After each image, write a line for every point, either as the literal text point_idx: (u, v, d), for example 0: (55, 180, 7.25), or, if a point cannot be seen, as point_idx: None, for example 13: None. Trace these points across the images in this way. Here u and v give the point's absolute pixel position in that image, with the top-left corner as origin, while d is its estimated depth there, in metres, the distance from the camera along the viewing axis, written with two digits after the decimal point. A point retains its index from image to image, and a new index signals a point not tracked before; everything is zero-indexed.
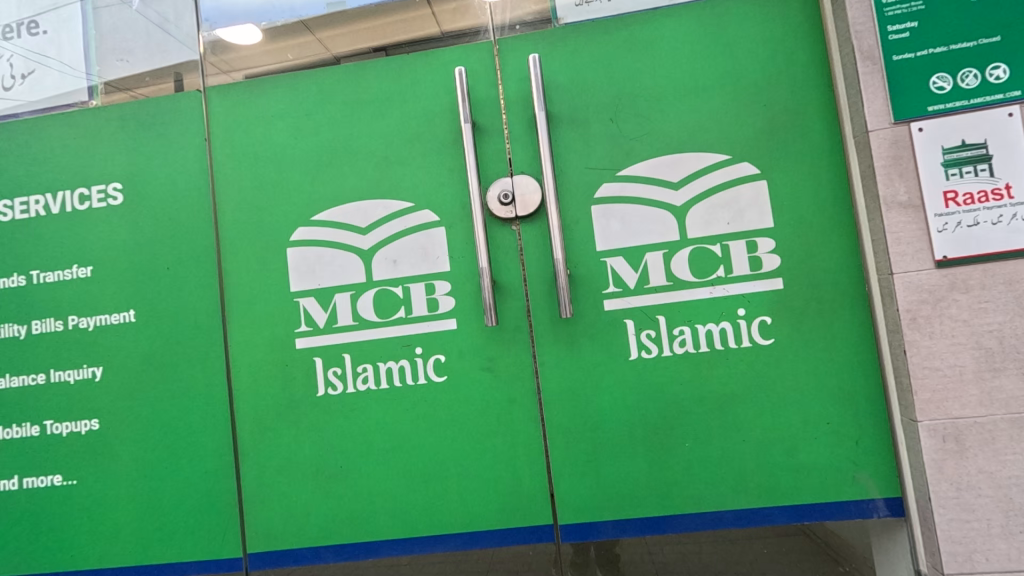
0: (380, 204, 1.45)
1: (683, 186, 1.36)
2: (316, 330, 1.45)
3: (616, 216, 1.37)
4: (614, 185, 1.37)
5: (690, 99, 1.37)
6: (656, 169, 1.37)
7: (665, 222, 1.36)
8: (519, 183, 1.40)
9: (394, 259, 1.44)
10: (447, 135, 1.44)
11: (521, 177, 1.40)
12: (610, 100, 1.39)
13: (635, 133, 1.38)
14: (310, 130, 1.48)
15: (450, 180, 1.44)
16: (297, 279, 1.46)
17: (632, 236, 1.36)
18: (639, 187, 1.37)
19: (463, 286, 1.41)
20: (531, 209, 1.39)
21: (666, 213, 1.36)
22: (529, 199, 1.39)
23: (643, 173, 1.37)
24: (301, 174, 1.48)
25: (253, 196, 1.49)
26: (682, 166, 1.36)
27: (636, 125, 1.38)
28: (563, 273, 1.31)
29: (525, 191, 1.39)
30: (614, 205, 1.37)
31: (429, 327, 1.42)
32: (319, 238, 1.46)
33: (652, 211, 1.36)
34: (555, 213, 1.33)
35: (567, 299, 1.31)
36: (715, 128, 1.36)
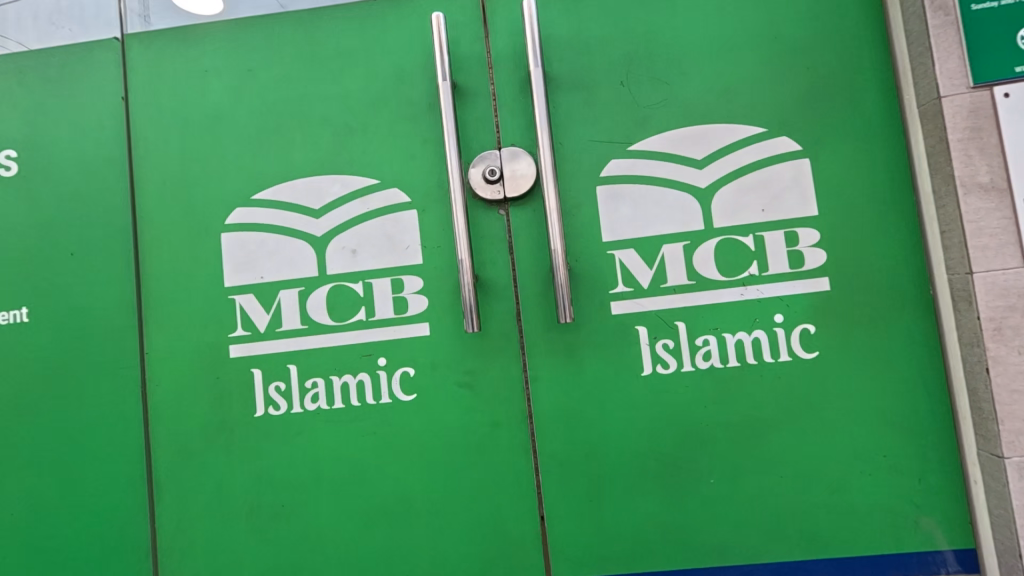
0: (338, 181, 1.18)
1: (708, 164, 1.11)
2: (255, 335, 1.17)
3: (628, 200, 1.12)
4: (624, 162, 1.13)
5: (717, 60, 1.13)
6: (675, 144, 1.12)
7: (686, 209, 1.11)
8: (509, 157, 1.14)
9: (354, 249, 1.17)
10: (421, 99, 1.18)
11: (511, 149, 1.15)
12: (620, 59, 1.14)
13: (651, 100, 1.13)
14: (253, 90, 1.21)
15: (425, 153, 1.18)
16: (233, 272, 1.18)
17: (646, 225, 1.11)
18: (656, 165, 1.12)
19: (438, 283, 1.15)
20: (523, 189, 1.13)
21: (688, 198, 1.11)
22: (522, 177, 1.14)
23: (660, 149, 1.12)
24: (241, 144, 1.21)
25: (182, 169, 1.21)
26: (707, 140, 1.12)
27: (651, 90, 1.13)
28: (562, 267, 1.06)
29: (516, 166, 1.14)
30: (624, 187, 1.12)
31: (396, 333, 1.15)
32: (261, 222, 1.19)
33: (671, 194, 1.11)
34: (553, 194, 1.07)
35: (566, 300, 1.06)
36: (748, 95, 1.12)
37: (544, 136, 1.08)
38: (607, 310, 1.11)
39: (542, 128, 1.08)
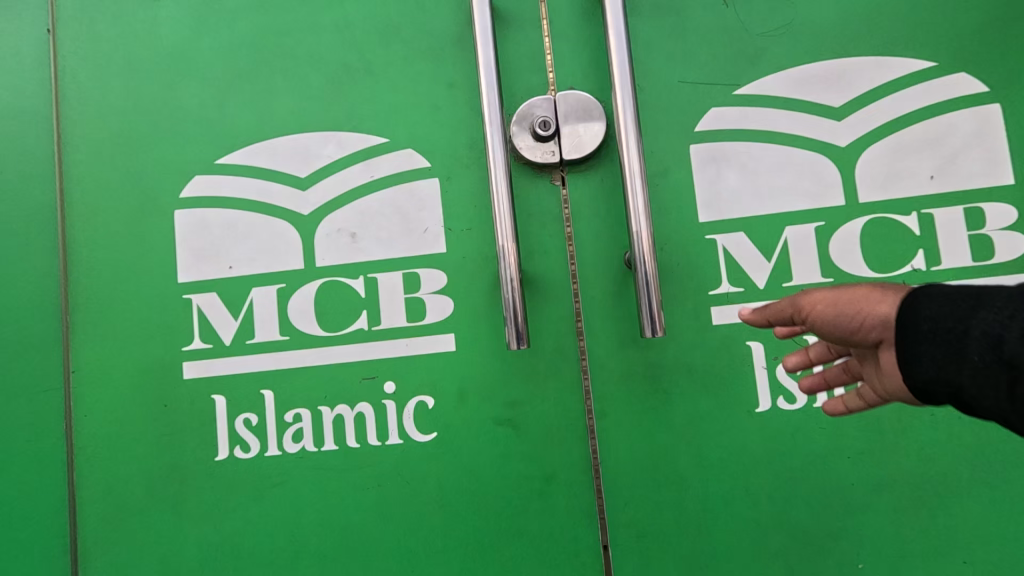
0: (333, 141, 0.87)
1: (851, 113, 0.79)
2: (219, 350, 0.86)
3: (735, 165, 0.80)
4: (730, 111, 0.81)
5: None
6: (804, 86, 0.80)
7: (820, 176, 0.79)
8: (566, 104, 0.82)
9: (353, 232, 0.85)
10: (446, 28, 0.87)
11: (569, 93, 0.83)
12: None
13: (767, 24, 0.81)
14: (220, 19, 0.90)
15: (451, 101, 0.86)
16: (189, 263, 0.87)
17: (762, 198, 0.79)
18: (776, 115, 0.80)
19: (468, 280, 0.83)
20: (587, 148, 0.82)
21: (823, 161, 0.79)
22: (585, 132, 0.82)
23: (783, 93, 0.80)
24: (204, 92, 0.90)
25: (127, 126, 0.91)
26: (850, 80, 0.79)
27: (767, 11, 0.81)
28: (650, 257, 0.74)
29: (577, 117, 0.82)
30: (730, 146, 0.80)
31: (409, 347, 0.83)
32: (227, 195, 0.87)
33: (797, 156, 0.79)
34: (636, 154, 0.76)
35: (655, 304, 0.74)
36: (905, 18, 0.79)
37: (623, 74, 0.76)
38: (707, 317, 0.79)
39: (618, 62, 0.77)
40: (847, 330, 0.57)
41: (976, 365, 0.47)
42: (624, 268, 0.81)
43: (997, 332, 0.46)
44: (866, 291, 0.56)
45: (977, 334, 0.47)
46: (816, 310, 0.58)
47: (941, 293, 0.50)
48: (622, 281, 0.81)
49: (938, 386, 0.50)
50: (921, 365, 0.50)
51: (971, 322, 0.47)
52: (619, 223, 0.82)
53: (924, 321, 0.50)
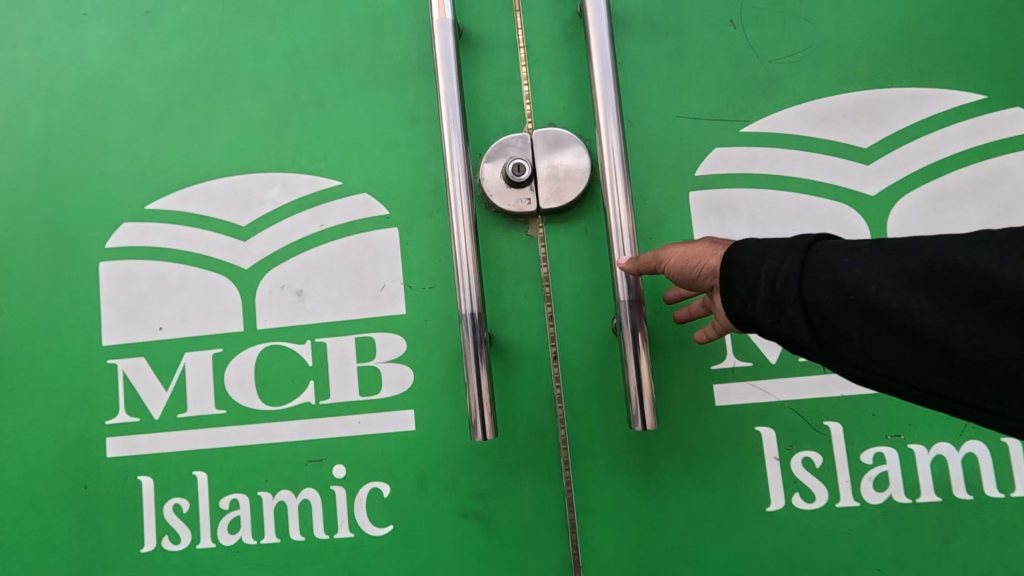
0: (278, 183, 0.75)
1: (882, 156, 0.66)
2: (147, 424, 0.75)
3: (743, 217, 0.68)
4: (738, 152, 0.68)
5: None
6: (825, 122, 0.68)
7: (843, 229, 0.66)
8: (546, 144, 0.70)
9: (300, 290, 0.74)
10: (407, 53, 0.75)
11: (549, 130, 0.71)
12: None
13: (782, 49, 0.69)
14: (150, 42, 0.79)
15: (413, 138, 0.74)
16: (114, 323, 0.76)
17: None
18: (792, 156, 0.68)
19: (430, 347, 0.72)
20: (568, 196, 0.70)
21: (848, 212, 0.66)
22: (566, 177, 0.70)
23: (800, 130, 0.68)
24: (132, 125, 0.78)
25: (46, 164, 0.79)
26: (881, 116, 0.67)
27: (782, 33, 0.69)
28: (642, 338, 0.62)
29: (557, 159, 0.70)
30: (738, 193, 0.68)
31: (362, 425, 0.72)
32: (157, 245, 0.76)
33: (817, 206, 0.67)
34: (625, 215, 0.63)
35: (646, 391, 0.60)
36: (946, 43, 0.67)
37: (609, 122, 0.64)
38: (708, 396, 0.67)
39: (604, 107, 0.64)
40: (690, 281, 0.59)
41: (762, 304, 0.51)
42: (612, 336, 0.70)
43: (778, 276, 0.51)
44: (705, 247, 0.58)
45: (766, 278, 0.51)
46: (668, 263, 0.60)
47: (748, 244, 0.54)
48: (609, 351, 0.70)
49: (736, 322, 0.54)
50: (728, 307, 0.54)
51: (758, 267, 0.52)
52: (607, 284, 0.70)
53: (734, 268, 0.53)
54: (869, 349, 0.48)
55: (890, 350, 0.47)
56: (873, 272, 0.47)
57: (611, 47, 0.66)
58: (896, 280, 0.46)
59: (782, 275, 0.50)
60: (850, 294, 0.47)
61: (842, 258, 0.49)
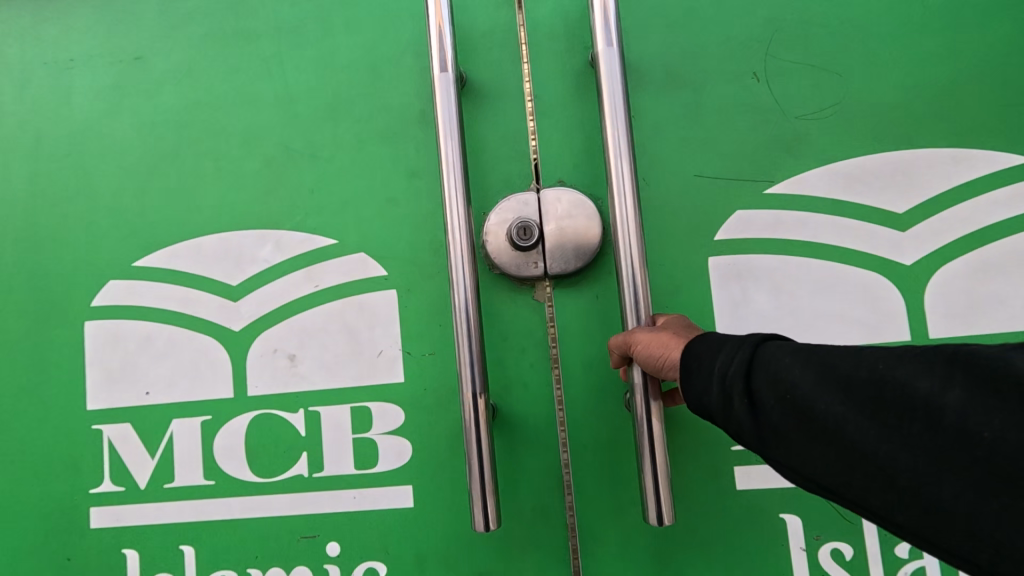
0: (270, 241, 0.71)
1: (918, 222, 0.62)
2: (132, 494, 0.71)
3: (765, 284, 0.63)
4: (761, 215, 0.63)
5: (927, 37, 0.64)
6: (857, 184, 0.63)
7: (873, 301, 0.61)
8: (554, 207, 0.66)
9: (293, 354, 0.70)
10: (408, 104, 0.71)
11: (559, 192, 0.67)
12: (753, 32, 0.65)
13: (807, 105, 0.64)
14: (140, 91, 0.75)
15: (412, 195, 0.70)
16: (99, 386, 0.73)
17: (798, 327, 0.62)
18: (821, 220, 0.63)
19: (428, 419, 0.68)
20: (577, 263, 0.66)
21: (881, 282, 0.61)
22: (574, 244, 0.66)
23: (830, 192, 0.63)
24: (120, 178, 0.75)
25: (32, 218, 0.76)
26: (916, 180, 0.62)
27: (808, 89, 0.64)
28: (661, 451, 0.54)
29: (566, 224, 0.66)
30: (761, 259, 0.63)
31: (356, 501, 0.68)
32: (145, 305, 0.73)
33: (848, 276, 0.62)
34: (643, 308, 0.56)
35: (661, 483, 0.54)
36: (986, 104, 0.62)
37: (623, 206, 0.57)
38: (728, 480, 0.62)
39: (618, 188, 0.57)
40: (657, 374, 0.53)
41: (710, 396, 0.47)
42: (623, 412, 0.65)
43: (727, 369, 0.47)
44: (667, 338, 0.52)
45: (717, 368, 0.47)
46: (635, 349, 0.54)
47: (712, 337, 0.50)
48: (620, 428, 0.65)
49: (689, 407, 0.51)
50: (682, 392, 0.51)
51: (712, 358, 0.48)
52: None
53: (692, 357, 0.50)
54: (807, 457, 0.44)
55: (831, 464, 0.43)
56: (820, 380, 0.43)
57: (627, 118, 0.58)
58: (843, 393, 0.42)
59: (731, 370, 0.47)
60: (790, 398, 0.43)
61: (791, 361, 0.44)
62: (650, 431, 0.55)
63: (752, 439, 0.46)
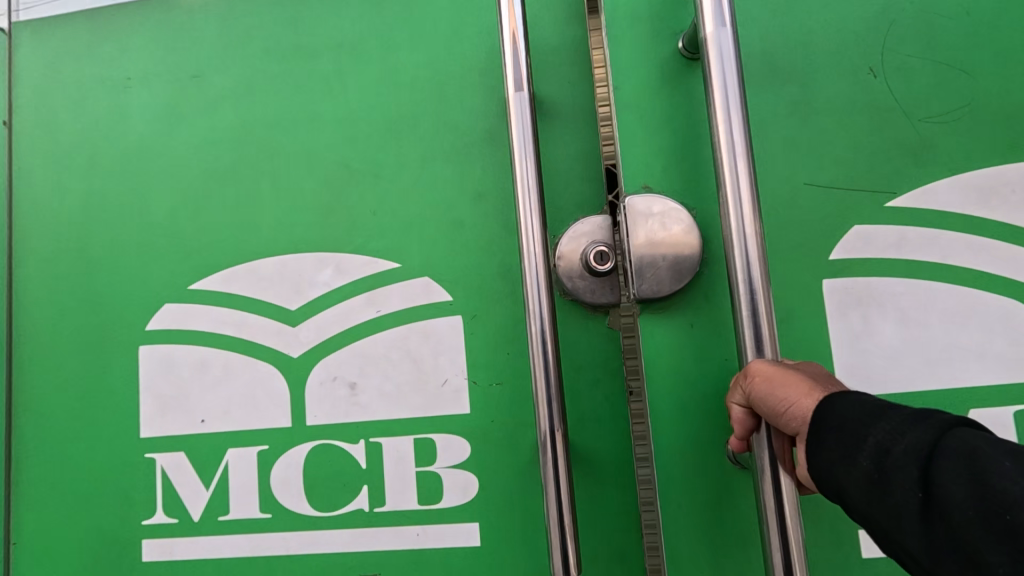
0: (330, 264, 0.69)
1: None
2: (185, 526, 0.69)
3: (889, 309, 0.62)
4: (882, 231, 0.63)
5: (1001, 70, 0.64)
6: (987, 201, 0.63)
7: (1007, 331, 0.61)
8: (644, 213, 0.62)
9: (353, 383, 0.67)
10: (475, 123, 0.68)
11: (648, 202, 0.62)
12: (827, 63, 0.65)
13: (883, 137, 0.65)
14: (197, 111, 0.74)
15: (478, 216, 0.67)
16: (154, 413, 0.71)
17: (929, 357, 0.62)
18: (941, 236, 0.63)
19: (496, 453, 0.64)
20: (671, 284, 0.61)
21: (1012, 307, 0.61)
22: (670, 255, 0.62)
23: (952, 206, 0.63)
24: (176, 198, 0.73)
25: (86, 239, 0.75)
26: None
27: (887, 115, 0.64)
28: (791, 511, 0.49)
29: (659, 232, 0.62)
30: (884, 282, 0.63)
31: (421, 538, 0.65)
32: (201, 330, 0.71)
33: (982, 300, 0.62)
34: (767, 346, 0.50)
35: (786, 535, 0.49)
36: None
37: (742, 237, 0.51)
38: (832, 529, 0.60)
39: (735, 215, 0.51)
40: (777, 417, 0.48)
41: (862, 474, 0.41)
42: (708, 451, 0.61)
43: (888, 445, 0.41)
44: (785, 371, 0.49)
45: (874, 442, 0.41)
46: (752, 384, 0.49)
47: (860, 399, 0.44)
48: (707, 471, 0.60)
49: (823, 479, 0.44)
50: (814, 461, 0.45)
51: (868, 430, 0.42)
52: (704, 389, 0.61)
53: (835, 419, 0.44)
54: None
55: None
56: None
57: (746, 139, 0.52)
58: None
59: (898, 450, 0.40)
60: (985, 502, 0.36)
61: (989, 457, 0.37)
62: (775, 485, 0.49)
63: (917, 534, 0.39)
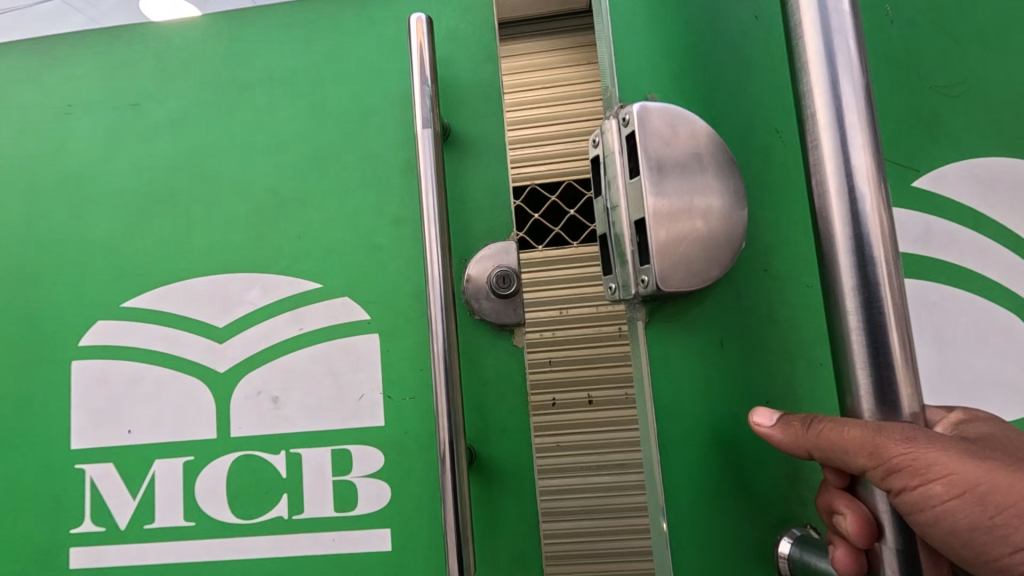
0: (257, 284, 0.73)
1: None
2: (112, 534, 0.72)
3: (923, 324, 0.56)
4: (912, 220, 0.57)
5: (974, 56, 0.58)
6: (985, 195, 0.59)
7: None
8: (665, 139, 0.42)
9: (276, 397, 0.71)
10: (395, 154, 0.73)
11: (670, 138, 0.43)
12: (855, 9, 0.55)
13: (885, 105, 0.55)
14: (135, 137, 0.78)
15: (396, 241, 0.72)
16: (85, 425, 0.74)
17: (960, 386, 0.55)
18: (954, 233, 0.58)
19: (407, 462, 0.69)
20: (697, 271, 0.43)
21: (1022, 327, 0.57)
22: (705, 210, 0.42)
23: (965, 197, 0.58)
24: (113, 219, 0.77)
25: (24, 257, 0.78)
26: None
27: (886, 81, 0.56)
28: None
29: (682, 186, 0.42)
30: (916, 288, 0.57)
31: (336, 544, 0.69)
32: (133, 346, 0.74)
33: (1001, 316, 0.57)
34: (905, 396, 0.27)
35: None
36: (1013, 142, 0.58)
37: (847, 178, 0.28)
38: None
39: (833, 148, 0.28)
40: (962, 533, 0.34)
41: None
42: (733, 515, 0.44)
43: None
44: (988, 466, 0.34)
45: None
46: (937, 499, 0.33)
47: None
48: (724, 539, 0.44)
49: None
50: None
51: None
52: (713, 424, 0.45)
53: None
54: None
55: None
56: None
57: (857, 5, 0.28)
58: None
59: None
60: None
61: None
62: None
63: None
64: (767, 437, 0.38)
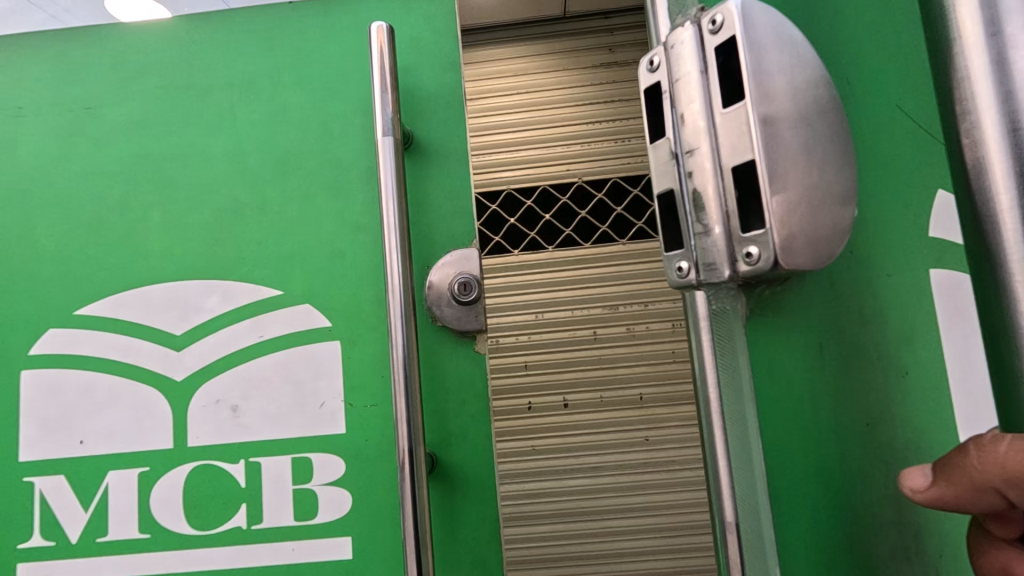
0: (216, 291, 0.72)
1: None
2: (62, 549, 0.70)
3: None
4: None
5: None
6: None
7: None
8: (780, 74, 0.31)
9: (235, 405, 0.70)
10: (358, 161, 0.73)
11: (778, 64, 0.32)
12: None
13: None
14: (90, 141, 0.76)
15: (358, 248, 0.72)
16: (34, 437, 0.72)
17: None
18: None
19: (369, 469, 0.69)
20: (821, 249, 0.32)
21: None
22: (828, 168, 0.32)
23: None
24: (67, 225, 0.75)
25: None
26: None
27: None
28: None
29: (796, 134, 0.31)
30: None
31: (296, 553, 0.68)
32: (86, 355, 0.72)
33: None
34: None
35: None
36: None
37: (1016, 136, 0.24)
38: None
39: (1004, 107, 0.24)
40: None
41: None
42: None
43: None
44: None
45: None
46: None
47: None
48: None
49: None
50: None
51: None
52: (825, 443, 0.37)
53: None
54: None
55: None
56: None
57: None
58: None
59: None
60: None
61: None
62: None
63: None
64: (933, 504, 0.29)
